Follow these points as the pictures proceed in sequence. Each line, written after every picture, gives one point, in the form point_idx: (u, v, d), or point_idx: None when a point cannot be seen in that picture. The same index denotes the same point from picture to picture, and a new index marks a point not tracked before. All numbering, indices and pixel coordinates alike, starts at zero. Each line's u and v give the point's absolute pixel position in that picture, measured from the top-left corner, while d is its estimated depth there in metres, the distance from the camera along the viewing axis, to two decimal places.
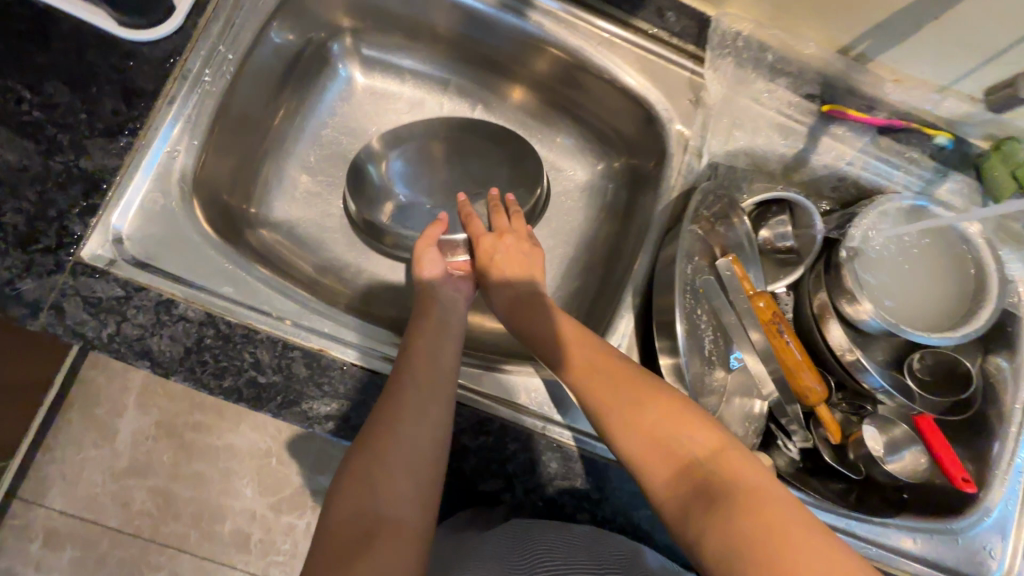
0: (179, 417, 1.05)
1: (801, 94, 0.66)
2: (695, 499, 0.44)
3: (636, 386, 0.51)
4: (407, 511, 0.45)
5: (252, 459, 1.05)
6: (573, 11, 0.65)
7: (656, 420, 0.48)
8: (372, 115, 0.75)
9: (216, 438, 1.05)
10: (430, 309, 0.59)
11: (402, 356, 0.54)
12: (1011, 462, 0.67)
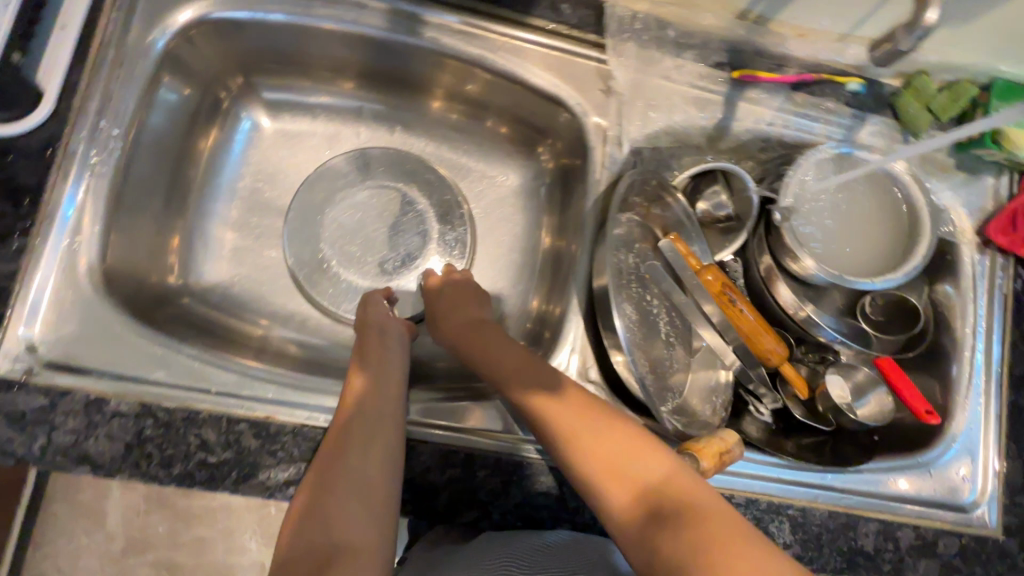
0: (169, 488, 1.06)
1: (711, 63, 0.65)
2: (652, 524, 0.43)
3: (593, 412, 0.50)
4: (363, 538, 0.44)
5: (251, 514, 1.07)
6: (466, 19, 0.62)
7: (608, 442, 0.48)
8: (288, 159, 0.74)
9: (211, 500, 1.06)
10: (372, 342, 0.61)
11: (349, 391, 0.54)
12: (965, 384, 0.68)
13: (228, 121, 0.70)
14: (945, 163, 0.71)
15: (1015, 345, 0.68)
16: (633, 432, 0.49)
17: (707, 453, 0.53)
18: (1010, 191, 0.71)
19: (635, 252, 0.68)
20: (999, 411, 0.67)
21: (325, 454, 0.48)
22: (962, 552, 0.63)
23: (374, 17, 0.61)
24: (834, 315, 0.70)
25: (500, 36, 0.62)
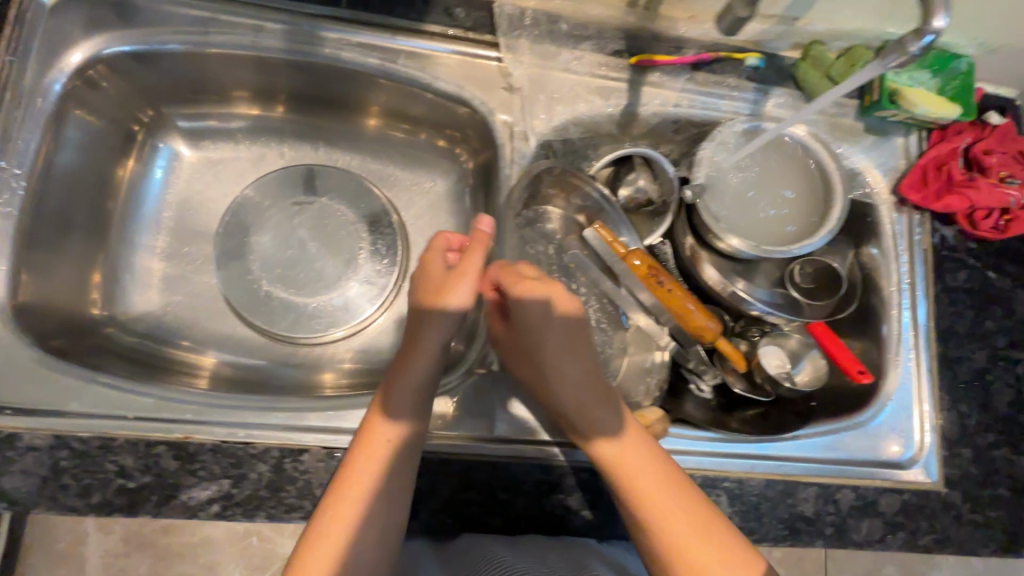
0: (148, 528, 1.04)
1: (609, 52, 0.67)
2: None
3: (685, 497, 0.51)
4: None
5: (234, 546, 1.05)
6: (361, 31, 0.63)
7: (659, 504, 0.50)
8: (214, 186, 0.75)
9: (191, 536, 1.05)
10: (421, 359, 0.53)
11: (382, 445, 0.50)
12: (897, 343, 0.69)
13: (148, 153, 0.72)
14: (854, 127, 0.72)
15: (939, 298, 0.69)
16: (682, 489, 0.51)
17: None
18: (920, 149, 0.72)
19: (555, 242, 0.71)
20: (931, 364, 0.68)
21: (352, 511, 0.47)
22: (903, 508, 0.63)
23: (271, 39, 0.62)
24: (767, 289, 0.71)
25: (397, 45, 0.64)
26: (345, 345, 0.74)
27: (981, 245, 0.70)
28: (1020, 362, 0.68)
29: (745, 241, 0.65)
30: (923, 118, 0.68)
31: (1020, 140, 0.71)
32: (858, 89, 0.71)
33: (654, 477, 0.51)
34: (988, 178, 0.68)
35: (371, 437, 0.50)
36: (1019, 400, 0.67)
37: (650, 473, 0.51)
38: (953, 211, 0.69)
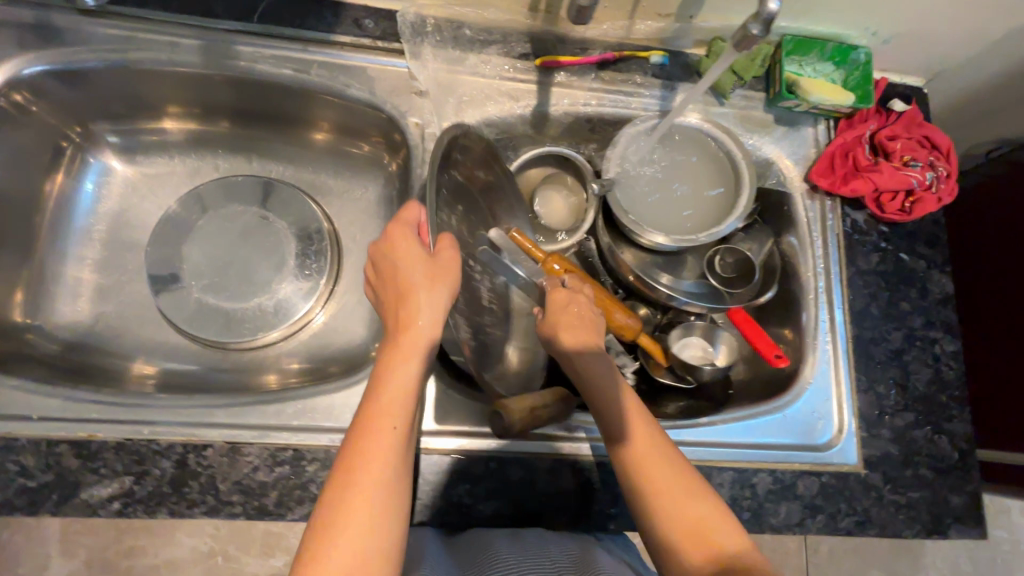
0: (110, 549, 1.03)
1: (516, 55, 0.69)
2: None
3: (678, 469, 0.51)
4: None
5: (196, 565, 1.03)
6: (274, 44, 0.66)
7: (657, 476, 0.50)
8: (147, 198, 0.78)
9: (153, 556, 1.03)
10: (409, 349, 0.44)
11: (380, 425, 0.41)
12: (814, 326, 0.69)
13: (80, 168, 0.74)
14: (762, 119, 0.73)
15: (853, 281, 0.70)
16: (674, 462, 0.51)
17: (515, 410, 0.54)
18: (828, 137, 0.74)
19: None
20: (847, 347, 0.68)
21: (362, 514, 0.38)
22: (822, 490, 0.63)
23: (187, 53, 0.65)
24: (692, 280, 0.72)
25: (309, 55, 0.67)
26: (275, 349, 0.75)
27: (891, 228, 0.71)
28: (937, 342, 0.69)
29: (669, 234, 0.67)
30: (821, 107, 0.70)
31: (925, 125, 0.73)
32: (763, 82, 0.73)
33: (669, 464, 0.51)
34: (892, 162, 0.70)
35: (375, 412, 0.42)
36: (938, 379, 0.68)
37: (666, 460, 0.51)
38: (861, 195, 0.70)
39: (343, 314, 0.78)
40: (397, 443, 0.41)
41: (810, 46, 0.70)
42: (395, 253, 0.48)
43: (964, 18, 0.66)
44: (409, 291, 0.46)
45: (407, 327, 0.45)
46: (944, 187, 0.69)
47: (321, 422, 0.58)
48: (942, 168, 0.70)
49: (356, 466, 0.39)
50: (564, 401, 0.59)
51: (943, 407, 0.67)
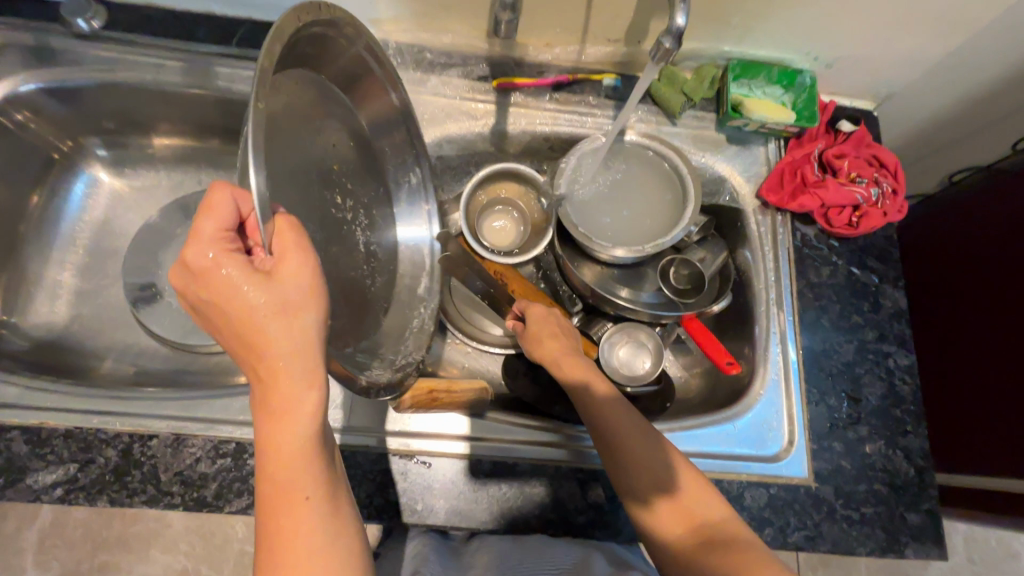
0: (83, 565, 1.01)
1: (475, 77, 0.74)
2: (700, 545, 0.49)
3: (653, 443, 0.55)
4: None
5: None
6: (249, 66, 0.71)
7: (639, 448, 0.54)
8: (132, 209, 0.83)
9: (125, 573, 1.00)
10: (288, 407, 0.37)
11: (289, 493, 0.37)
12: (766, 338, 0.69)
13: (70, 180, 0.80)
14: (713, 139, 0.76)
15: (803, 294, 0.70)
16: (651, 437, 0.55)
17: (412, 391, 0.60)
18: (778, 156, 0.76)
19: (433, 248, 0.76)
20: (798, 360, 0.68)
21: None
22: (770, 503, 0.62)
23: (169, 73, 0.71)
24: (653, 291, 0.74)
25: None
26: None
27: (842, 242, 0.73)
28: (890, 355, 0.69)
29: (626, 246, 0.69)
30: (766, 126, 0.73)
31: (873, 145, 0.75)
32: (714, 103, 0.77)
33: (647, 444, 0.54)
34: (838, 179, 0.72)
35: (281, 484, 0.37)
36: (892, 393, 0.67)
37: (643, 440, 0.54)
38: (809, 210, 0.71)
39: None
40: (315, 502, 0.38)
41: (757, 70, 0.74)
42: (225, 297, 0.37)
43: (901, 43, 0.69)
44: (265, 340, 0.38)
45: (280, 388, 0.38)
46: (889, 203, 0.71)
47: None
48: (887, 185, 0.72)
49: (290, 540, 0.36)
50: (478, 389, 0.64)
51: (898, 422, 0.66)
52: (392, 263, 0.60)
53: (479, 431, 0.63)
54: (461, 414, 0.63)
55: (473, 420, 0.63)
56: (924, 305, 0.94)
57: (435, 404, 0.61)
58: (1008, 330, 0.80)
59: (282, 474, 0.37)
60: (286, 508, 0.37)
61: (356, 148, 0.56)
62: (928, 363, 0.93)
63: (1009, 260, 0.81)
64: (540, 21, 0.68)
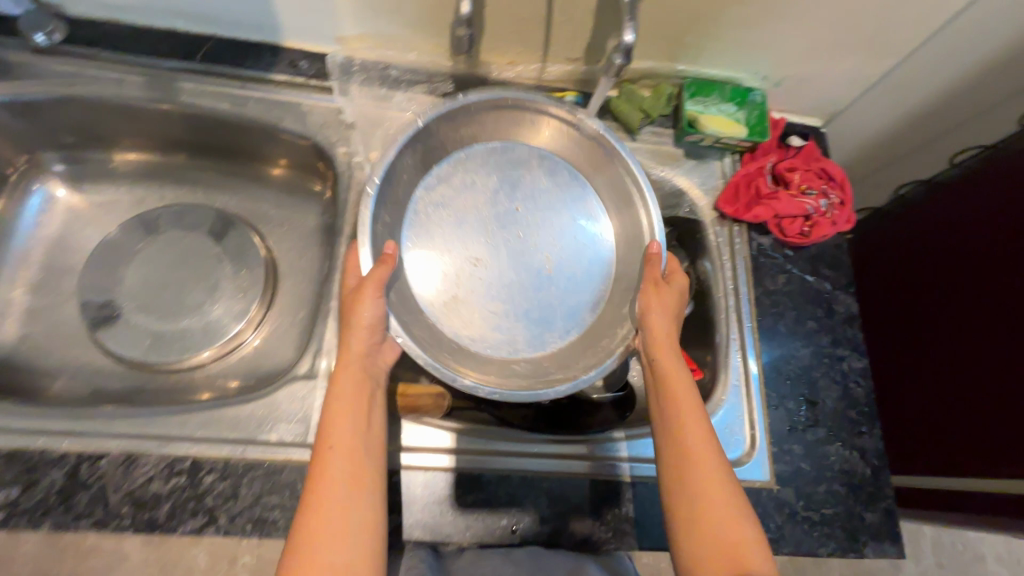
0: None
1: (439, 93, 0.75)
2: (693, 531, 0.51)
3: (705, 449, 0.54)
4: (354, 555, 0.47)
5: None
6: (213, 82, 0.72)
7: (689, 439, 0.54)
8: (88, 224, 0.81)
9: None
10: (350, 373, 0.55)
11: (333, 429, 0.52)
12: (728, 344, 0.71)
13: (24, 195, 0.78)
14: (671, 153, 0.79)
15: (761, 301, 0.73)
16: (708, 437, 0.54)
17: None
18: (734, 169, 0.80)
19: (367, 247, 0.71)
20: (757, 365, 0.70)
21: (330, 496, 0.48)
22: None
23: (131, 88, 0.70)
24: None
25: (246, 91, 0.73)
26: (203, 372, 0.76)
27: (796, 251, 0.76)
28: (844, 359, 0.71)
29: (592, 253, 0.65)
30: (720, 140, 0.77)
31: (821, 159, 0.78)
32: (671, 120, 0.80)
33: (716, 484, 0.52)
34: (790, 191, 0.75)
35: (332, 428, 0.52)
36: (847, 395, 0.69)
37: (713, 479, 0.52)
38: (763, 220, 0.74)
39: (276, 337, 0.79)
40: (355, 442, 0.52)
41: (710, 89, 0.77)
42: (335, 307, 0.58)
43: (840, 63, 0.74)
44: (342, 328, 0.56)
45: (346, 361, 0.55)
46: (838, 213, 0.74)
47: (223, 433, 0.58)
48: (835, 196, 0.75)
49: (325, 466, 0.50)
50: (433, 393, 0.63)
51: (854, 423, 0.68)
52: (577, 274, 0.66)
53: (467, 443, 0.62)
54: (448, 429, 0.62)
55: (459, 433, 0.62)
56: (879, 312, 0.98)
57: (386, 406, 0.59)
58: (952, 334, 0.84)
59: (333, 441, 0.51)
60: (321, 462, 0.50)
61: (553, 180, 0.68)
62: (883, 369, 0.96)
63: (952, 265, 0.86)
64: (500, 39, 0.70)
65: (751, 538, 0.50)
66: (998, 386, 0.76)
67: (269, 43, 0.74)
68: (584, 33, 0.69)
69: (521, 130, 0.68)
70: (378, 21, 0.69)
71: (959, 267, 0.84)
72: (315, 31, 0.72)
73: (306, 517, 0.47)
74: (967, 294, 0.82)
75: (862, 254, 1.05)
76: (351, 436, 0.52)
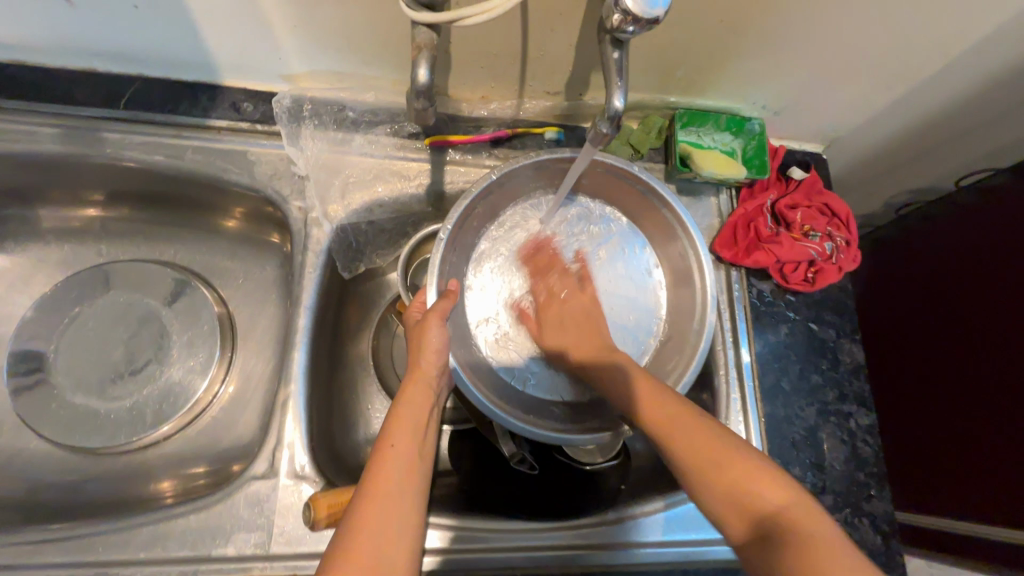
0: None
1: (404, 134, 0.67)
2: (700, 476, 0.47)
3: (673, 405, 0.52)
4: (400, 554, 0.43)
5: None
6: (144, 133, 0.63)
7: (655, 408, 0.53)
8: (15, 288, 0.72)
9: None
10: (420, 377, 0.56)
11: (388, 431, 0.51)
12: (731, 404, 0.66)
13: None
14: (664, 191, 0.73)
15: (762, 355, 0.67)
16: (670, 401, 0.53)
17: (327, 504, 0.52)
18: (730, 207, 0.73)
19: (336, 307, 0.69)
20: (760, 428, 0.65)
21: (390, 491, 0.46)
22: None
23: (47, 142, 0.62)
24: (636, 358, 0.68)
25: (182, 141, 0.64)
26: (154, 453, 0.69)
27: (798, 297, 0.70)
28: (852, 416, 0.66)
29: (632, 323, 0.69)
30: (714, 179, 0.70)
31: (824, 193, 0.72)
32: (662, 153, 0.73)
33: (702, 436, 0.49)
34: (792, 233, 0.69)
35: (393, 430, 0.51)
36: (855, 455, 0.65)
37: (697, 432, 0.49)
38: (764, 266, 0.68)
39: (235, 406, 0.72)
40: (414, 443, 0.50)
41: (705, 117, 0.70)
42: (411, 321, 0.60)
43: (846, 92, 0.67)
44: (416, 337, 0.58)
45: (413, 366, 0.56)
46: (844, 256, 0.69)
47: (174, 546, 0.52)
48: (840, 237, 0.69)
49: (384, 462, 0.48)
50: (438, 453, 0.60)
51: (862, 486, 0.64)
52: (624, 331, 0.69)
53: (454, 541, 0.57)
54: (434, 526, 0.57)
55: (444, 531, 0.57)
56: (892, 324, 0.96)
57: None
58: (965, 360, 0.82)
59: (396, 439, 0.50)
60: (382, 458, 0.48)
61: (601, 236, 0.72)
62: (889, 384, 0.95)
63: (969, 287, 0.83)
64: (469, 75, 0.62)
65: (764, 472, 0.45)
66: (1004, 424, 0.75)
67: (206, 83, 0.65)
68: (564, 70, 0.61)
69: (505, 184, 0.65)
70: (328, 60, 0.60)
71: (976, 289, 0.82)
72: (257, 70, 0.63)
73: (358, 512, 0.44)
74: (985, 320, 0.80)
75: (879, 263, 1.02)
76: (414, 437, 0.51)
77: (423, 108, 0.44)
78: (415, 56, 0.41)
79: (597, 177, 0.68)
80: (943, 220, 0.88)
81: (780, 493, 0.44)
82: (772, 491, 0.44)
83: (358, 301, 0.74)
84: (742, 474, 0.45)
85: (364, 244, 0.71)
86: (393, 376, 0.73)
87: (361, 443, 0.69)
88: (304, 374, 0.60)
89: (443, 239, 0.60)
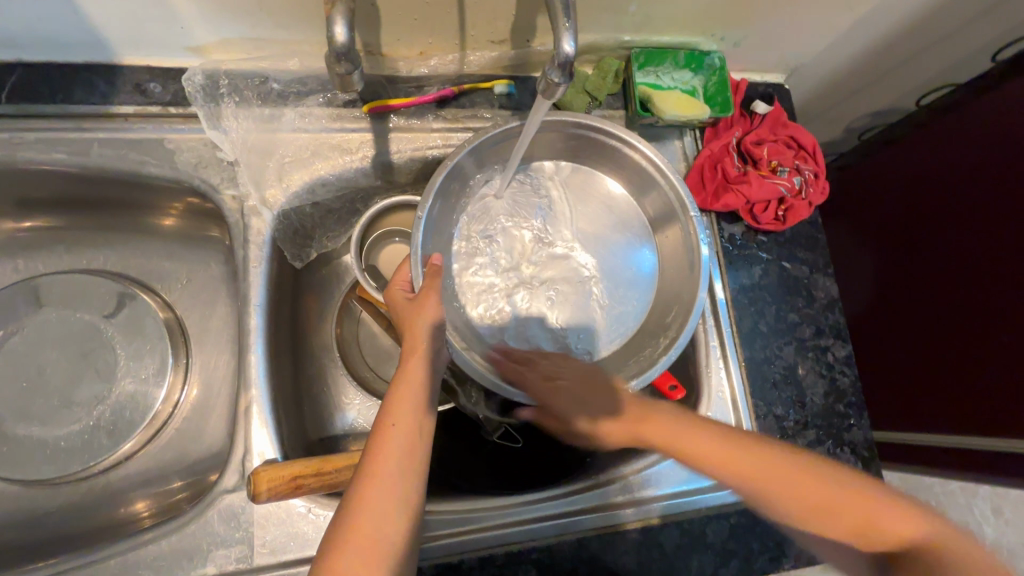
0: None
1: (340, 103, 0.61)
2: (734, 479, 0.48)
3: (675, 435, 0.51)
4: (399, 528, 0.40)
5: None
6: (40, 129, 0.56)
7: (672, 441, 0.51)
8: None
9: None
10: (419, 339, 0.51)
11: (386, 403, 0.47)
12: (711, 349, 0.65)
13: None
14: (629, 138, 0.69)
15: (739, 299, 0.66)
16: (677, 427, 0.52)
17: (267, 479, 0.49)
18: (695, 149, 0.70)
19: (286, 299, 0.63)
20: (741, 375, 0.64)
21: (391, 464, 0.43)
22: (732, 532, 0.59)
23: None
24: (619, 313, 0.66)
25: (86, 133, 0.57)
26: (118, 473, 0.65)
27: (769, 237, 0.69)
28: (829, 349, 0.66)
29: (614, 280, 0.67)
30: (677, 122, 0.66)
31: (790, 124, 0.69)
32: (621, 99, 0.68)
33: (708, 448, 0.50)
34: (760, 171, 0.66)
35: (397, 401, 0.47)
36: (833, 388, 0.65)
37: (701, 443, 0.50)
38: (734, 208, 0.66)
39: (200, 415, 0.68)
40: (417, 410, 0.47)
41: (662, 55, 0.66)
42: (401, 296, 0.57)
43: (805, 17, 0.63)
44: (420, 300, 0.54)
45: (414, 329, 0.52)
46: (813, 190, 0.67)
47: (153, 570, 0.50)
48: (808, 170, 0.67)
49: (384, 435, 0.44)
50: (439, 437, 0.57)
51: (842, 417, 0.65)
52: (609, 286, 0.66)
53: (440, 527, 0.56)
54: None
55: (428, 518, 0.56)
56: (861, 252, 0.96)
57: (300, 492, 0.50)
58: (937, 279, 0.82)
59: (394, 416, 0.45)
60: (383, 439, 0.44)
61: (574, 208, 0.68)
62: (862, 310, 0.96)
63: (935, 204, 0.83)
64: (402, 28, 0.56)
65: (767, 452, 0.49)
66: (989, 339, 0.75)
67: (104, 64, 0.57)
68: (506, 15, 0.55)
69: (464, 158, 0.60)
70: (238, 25, 0.53)
71: (939, 208, 0.82)
72: (158, 43, 0.55)
73: (358, 498, 0.41)
74: (954, 236, 0.80)
75: (846, 192, 1.00)
76: (416, 412, 0.46)
77: (346, 73, 0.39)
78: (328, 12, 0.36)
79: (564, 135, 0.64)
80: (912, 139, 0.86)
81: (872, 507, 0.45)
82: (880, 512, 0.44)
83: (316, 290, 0.70)
84: (759, 466, 0.48)
85: (312, 229, 0.66)
86: (363, 366, 0.70)
87: (340, 437, 0.66)
88: (264, 377, 0.56)
89: (421, 217, 0.57)
